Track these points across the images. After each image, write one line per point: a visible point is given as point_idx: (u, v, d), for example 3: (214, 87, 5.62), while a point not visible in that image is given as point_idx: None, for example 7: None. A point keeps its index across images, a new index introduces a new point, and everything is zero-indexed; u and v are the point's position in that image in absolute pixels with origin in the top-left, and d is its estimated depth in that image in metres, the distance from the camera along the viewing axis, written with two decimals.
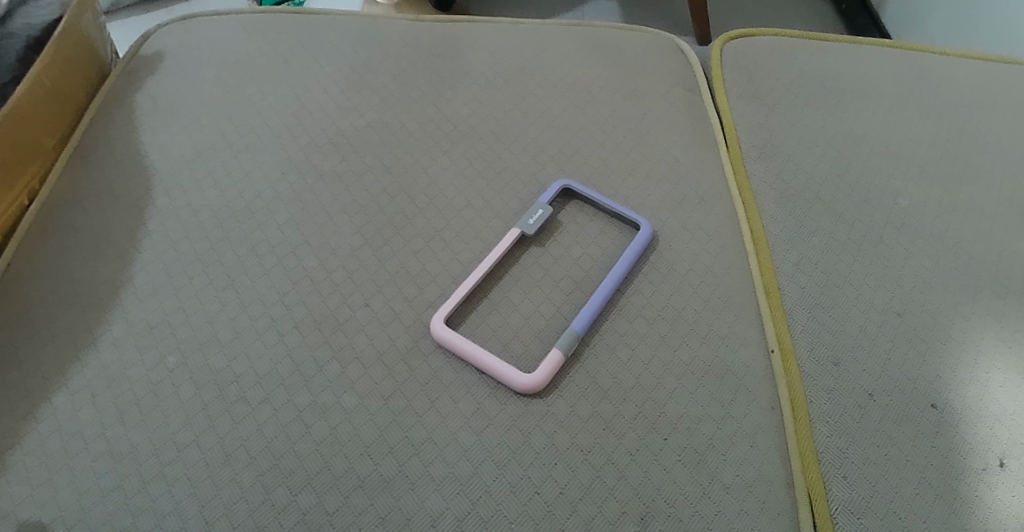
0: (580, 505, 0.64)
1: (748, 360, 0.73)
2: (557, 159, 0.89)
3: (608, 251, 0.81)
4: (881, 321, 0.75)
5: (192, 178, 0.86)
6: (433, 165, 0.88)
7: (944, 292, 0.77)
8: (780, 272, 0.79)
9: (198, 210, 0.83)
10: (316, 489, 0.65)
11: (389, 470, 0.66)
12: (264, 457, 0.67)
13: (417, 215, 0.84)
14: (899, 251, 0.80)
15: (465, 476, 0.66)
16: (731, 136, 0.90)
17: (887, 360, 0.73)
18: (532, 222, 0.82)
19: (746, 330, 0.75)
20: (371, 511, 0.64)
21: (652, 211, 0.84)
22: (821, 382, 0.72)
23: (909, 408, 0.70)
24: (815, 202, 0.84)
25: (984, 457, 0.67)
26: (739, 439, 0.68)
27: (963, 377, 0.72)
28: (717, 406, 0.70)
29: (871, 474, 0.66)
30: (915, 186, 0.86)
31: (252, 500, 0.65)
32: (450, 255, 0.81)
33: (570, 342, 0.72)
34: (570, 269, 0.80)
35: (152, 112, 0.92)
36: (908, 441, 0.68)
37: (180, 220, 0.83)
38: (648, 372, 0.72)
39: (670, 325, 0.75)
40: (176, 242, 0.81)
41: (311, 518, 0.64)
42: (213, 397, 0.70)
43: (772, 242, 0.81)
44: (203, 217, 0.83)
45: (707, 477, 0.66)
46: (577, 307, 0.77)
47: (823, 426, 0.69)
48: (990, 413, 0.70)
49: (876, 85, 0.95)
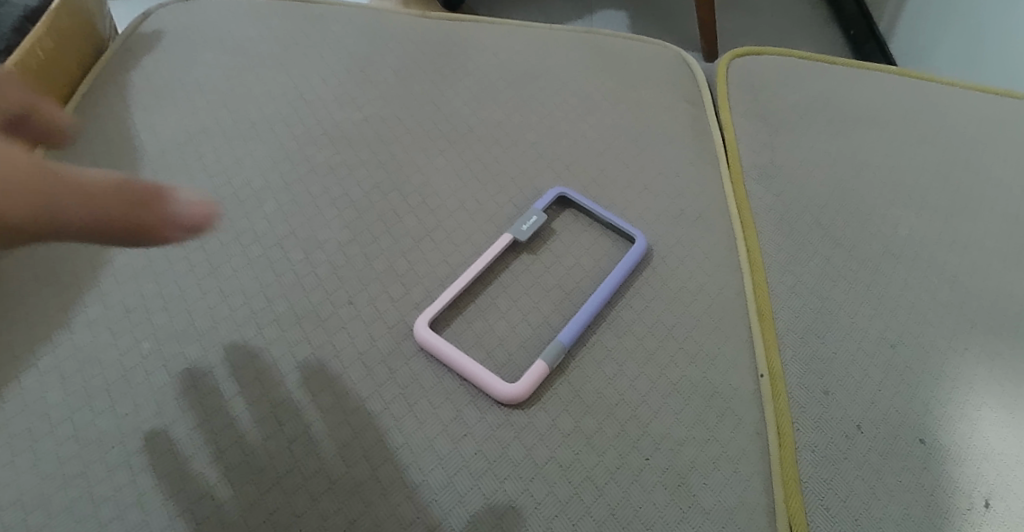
0: (554, 522, 0.62)
1: (737, 384, 0.71)
2: (555, 166, 0.88)
3: (600, 262, 0.80)
4: (873, 352, 0.74)
5: (182, 161, 0.84)
6: (429, 163, 0.86)
7: (939, 327, 0.76)
8: (774, 296, 0.78)
9: None
10: (284, 489, 0.63)
11: (361, 473, 0.64)
12: (234, 453, 0.65)
13: (408, 214, 0.82)
14: (896, 281, 0.79)
15: (439, 485, 0.64)
16: (731, 155, 0.89)
17: (877, 392, 0.71)
18: (526, 228, 0.80)
19: (737, 353, 0.73)
20: (339, 516, 0.62)
21: (647, 224, 0.83)
22: (810, 411, 0.70)
23: (896, 442, 0.69)
24: (814, 227, 0.83)
25: (970, 497, 0.66)
26: (723, 464, 0.66)
27: (953, 413, 0.70)
28: (702, 427, 0.68)
29: (855, 509, 0.65)
30: (915, 216, 0.84)
31: (217, 496, 0.63)
32: (440, 256, 0.79)
33: (555, 353, 0.70)
34: (561, 279, 0.78)
35: (145, 92, 0.90)
36: (894, 476, 0.67)
37: None
38: (634, 389, 0.70)
39: (660, 343, 0.74)
40: None
41: (277, 519, 0.62)
42: (186, 387, 0.68)
43: (768, 264, 0.80)
44: None
45: (688, 501, 0.64)
46: (564, 318, 0.75)
47: (809, 455, 0.67)
48: (976, 451, 0.68)
49: (882, 112, 0.94)
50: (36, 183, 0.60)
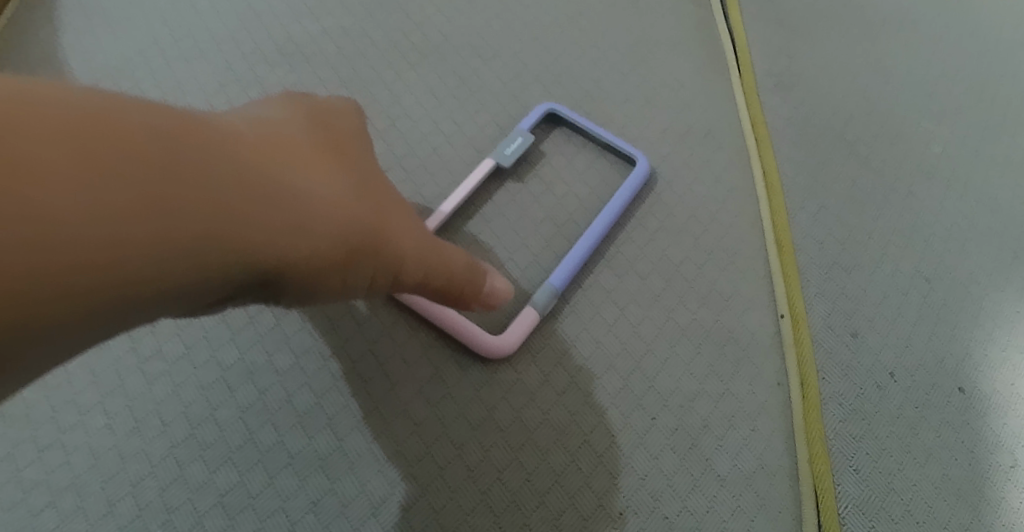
0: (549, 496, 0.55)
1: (754, 328, 0.62)
2: (541, 80, 0.76)
3: (597, 188, 0.69)
4: (907, 289, 0.65)
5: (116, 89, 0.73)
6: (397, 79, 0.75)
7: (979, 259, 0.67)
8: (795, 225, 0.68)
9: None
10: (237, 467, 0.55)
11: (324, 445, 0.56)
12: (180, 426, 0.56)
13: (374, 140, 0.71)
14: (930, 205, 0.69)
15: (415, 456, 0.56)
16: (744, 63, 0.77)
17: (911, 334, 0.63)
18: (510, 152, 0.69)
19: (754, 292, 0.64)
20: (300, 495, 0.54)
21: (650, 145, 0.72)
22: (836, 357, 0.61)
23: (934, 392, 0.60)
24: (839, 144, 0.73)
25: (1016, 453, 0.58)
26: (740, 422, 0.58)
27: (996, 357, 0.62)
28: (715, 380, 0.60)
29: (888, 471, 0.57)
30: (949, 131, 0.74)
31: (162, 477, 0.55)
32: (412, 188, 0.68)
33: (547, 300, 0.61)
34: (552, 210, 0.68)
35: (74, 8, 0.78)
36: (932, 431, 0.59)
37: None
38: (638, 338, 0.62)
39: (666, 283, 0.64)
40: None
41: (230, 501, 0.54)
42: (124, 350, 0.59)
43: (787, 189, 0.70)
44: None
45: (699, 467, 0.56)
46: (557, 257, 0.65)
47: (835, 409, 0.59)
48: (1022, 400, 0.60)
49: (912, 10, 0.82)
50: (362, 214, 0.38)
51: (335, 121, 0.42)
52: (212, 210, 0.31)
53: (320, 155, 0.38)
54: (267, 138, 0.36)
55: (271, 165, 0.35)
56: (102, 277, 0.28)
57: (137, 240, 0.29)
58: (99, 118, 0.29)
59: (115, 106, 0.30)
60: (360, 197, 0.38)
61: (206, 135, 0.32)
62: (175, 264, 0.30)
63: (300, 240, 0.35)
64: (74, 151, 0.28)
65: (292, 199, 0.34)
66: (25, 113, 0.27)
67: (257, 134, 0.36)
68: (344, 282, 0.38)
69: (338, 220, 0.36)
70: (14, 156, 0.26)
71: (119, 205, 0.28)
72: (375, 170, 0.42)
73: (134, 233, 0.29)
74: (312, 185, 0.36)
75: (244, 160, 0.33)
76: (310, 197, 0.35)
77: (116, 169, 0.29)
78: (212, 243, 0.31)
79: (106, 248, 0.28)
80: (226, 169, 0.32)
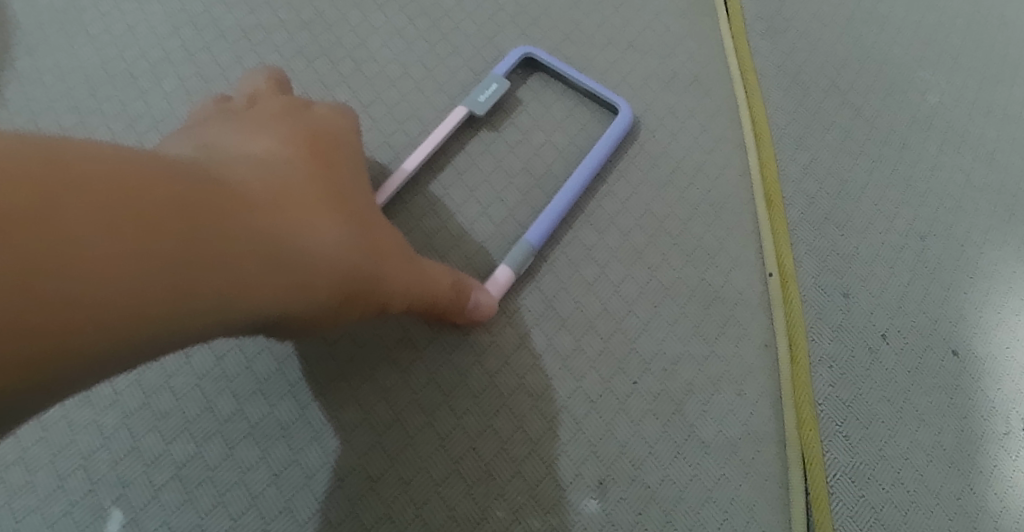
0: (525, 465, 0.52)
1: (741, 286, 0.59)
2: (517, 21, 0.71)
3: (577, 138, 0.65)
4: (900, 247, 0.62)
5: (62, 33, 0.68)
6: (363, 20, 0.69)
7: (975, 215, 0.64)
8: (785, 179, 0.64)
9: (68, 74, 0.66)
10: (195, 437, 0.52)
11: (287, 414, 0.53)
12: (132, 394, 0.53)
13: (339, 87, 0.66)
14: (925, 158, 0.66)
15: (383, 425, 0.52)
16: (732, 5, 0.73)
17: (904, 294, 0.60)
18: (483, 99, 0.64)
19: (741, 249, 0.61)
20: (262, 467, 0.51)
21: (633, 91, 0.68)
22: (826, 317, 0.59)
23: (926, 354, 0.58)
24: (832, 92, 0.69)
25: (1008, 419, 0.56)
26: (725, 386, 0.56)
27: (990, 319, 0.60)
28: (700, 342, 0.57)
29: (879, 438, 0.55)
30: (946, 80, 0.70)
31: (115, 449, 0.51)
32: (379, 137, 0.64)
33: (523, 257, 0.57)
34: (529, 162, 0.64)
35: None
36: (923, 395, 0.57)
37: (44, 85, 0.65)
38: (619, 297, 0.58)
39: (649, 240, 0.61)
40: (36, 113, 0.64)
41: (187, 474, 0.51)
42: None
43: (777, 140, 0.66)
44: (72, 81, 0.66)
45: (683, 433, 0.54)
46: (534, 211, 0.61)
47: (824, 371, 0.57)
48: (1015, 364, 0.58)
49: None
50: (358, 261, 0.43)
51: (328, 163, 0.46)
52: (228, 263, 0.36)
53: (319, 201, 0.42)
54: (275, 187, 0.40)
55: (278, 216, 0.39)
56: (141, 326, 0.32)
57: (170, 292, 0.33)
58: (140, 183, 0.33)
59: (150, 172, 0.34)
60: (353, 241, 0.43)
61: (220, 198, 0.37)
62: (198, 311, 0.35)
63: (302, 289, 0.39)
64: (118, 217, 0.32)
65: (297, 248, 0.39)
66: (77, 182, 0.31)
67: (266, 184, 0.40)
68: (333, 317, 0.43)
69: (335, 263, 0.41)
70: (66, 221, 0.30)
71: (156, 263, 0.33)
72: (364, 210, 0.46)
73: (168, 286, 0.33)
74: (313, 231, 0.41)
75: (257, 216, 0.38)
76: (310, 244, 0.40)
77: (151, 229, 0.33)
78: (225, 294, 0.36)
79: (143, 300, 0.32)
80: (244, 224, 0.37)
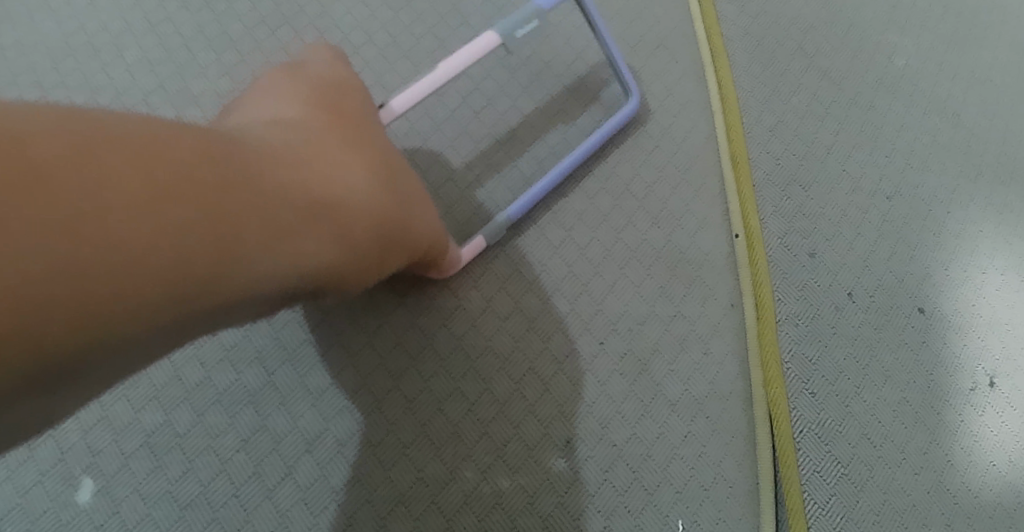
0: (494, 427, 0.52)
1: (707, 247, 0.60)
2: None
3: (542, 102, 0.64)
4: (866, 207, 0.62)
5: (21, 5, 0.67)
6: None
7: (939, 176, 0.64)
8: (751, 142, 0.65)
9: (28, 47, 0.65)
10: (163, 405, 0.52)
11: (255, 380, 0.53)
12: None
13: None
14: (891, 120, 0.66)
15: (351, 390, 0.53)
16: None
17: (870, 253, 0.60)
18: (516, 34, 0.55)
19: (707, 210, 0.61)
20: (231, 433, 0.51)
21: None
22: (791, 277, 0.59)
23: (892, 312, 0.59)
24: (798, 56, 0.69)
25: (973, 374, 0.57)
26: (691, 345, 0.56)
27: (956, 278, 0.60)
28: (667, 303, 0.57)
29: (845, 394, 0.56)
30: (913, 41, 0.70)
31: (84, 418, 0.51)
32: None
33: (499, 229, 0.56)
34: (494, 126, 0.63)
35: None
36: (889, 352, 0.57)
37: (3, 58, 0.65)
38: (585, 259, 0.58)
39: (615, 202, 0.61)
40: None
41: (156, 442, 0.51)
42: None
43: (743, 103, 0.66)
44: (33, 54, 0.65)
45: (650, 391, 0.55)
46: (499, 177, 0.61)
47: (791, 330, 0.57)
48: (982, 321, 0.59)
49: None
50: (387, 220, 0.39)
51: (352, 122, 0.42)
52: (268, 237, 0.32)
53: (345, 160, 0.38)
54: (300, 153, 0.37)
55: (309, 181, 0.35)
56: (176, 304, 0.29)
57: (204, 277, 0.30)
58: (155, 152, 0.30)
59: (164, 141, 0.30)
60: (385, 207, 0.39)
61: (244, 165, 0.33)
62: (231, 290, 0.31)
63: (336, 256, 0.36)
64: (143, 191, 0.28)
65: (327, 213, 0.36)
66: (87, 160, 0.28)
67: (291, 150, 0.36)
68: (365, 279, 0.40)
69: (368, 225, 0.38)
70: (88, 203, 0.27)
71: (191, 240, 0.29)
72: (388, 164, 0.42)
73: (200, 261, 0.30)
74: (344, 195, 0.37)
75: (290, 186, 0.34)
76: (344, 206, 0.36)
77: (182, 205, 0.29)
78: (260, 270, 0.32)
79: (177, 279, 0.29)
80: (275, 197, 0.33)
